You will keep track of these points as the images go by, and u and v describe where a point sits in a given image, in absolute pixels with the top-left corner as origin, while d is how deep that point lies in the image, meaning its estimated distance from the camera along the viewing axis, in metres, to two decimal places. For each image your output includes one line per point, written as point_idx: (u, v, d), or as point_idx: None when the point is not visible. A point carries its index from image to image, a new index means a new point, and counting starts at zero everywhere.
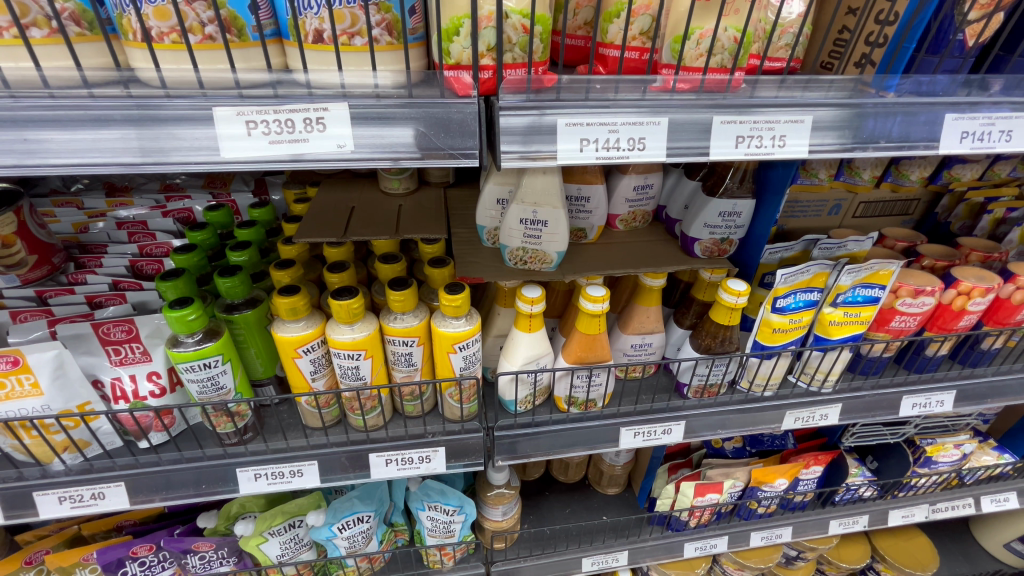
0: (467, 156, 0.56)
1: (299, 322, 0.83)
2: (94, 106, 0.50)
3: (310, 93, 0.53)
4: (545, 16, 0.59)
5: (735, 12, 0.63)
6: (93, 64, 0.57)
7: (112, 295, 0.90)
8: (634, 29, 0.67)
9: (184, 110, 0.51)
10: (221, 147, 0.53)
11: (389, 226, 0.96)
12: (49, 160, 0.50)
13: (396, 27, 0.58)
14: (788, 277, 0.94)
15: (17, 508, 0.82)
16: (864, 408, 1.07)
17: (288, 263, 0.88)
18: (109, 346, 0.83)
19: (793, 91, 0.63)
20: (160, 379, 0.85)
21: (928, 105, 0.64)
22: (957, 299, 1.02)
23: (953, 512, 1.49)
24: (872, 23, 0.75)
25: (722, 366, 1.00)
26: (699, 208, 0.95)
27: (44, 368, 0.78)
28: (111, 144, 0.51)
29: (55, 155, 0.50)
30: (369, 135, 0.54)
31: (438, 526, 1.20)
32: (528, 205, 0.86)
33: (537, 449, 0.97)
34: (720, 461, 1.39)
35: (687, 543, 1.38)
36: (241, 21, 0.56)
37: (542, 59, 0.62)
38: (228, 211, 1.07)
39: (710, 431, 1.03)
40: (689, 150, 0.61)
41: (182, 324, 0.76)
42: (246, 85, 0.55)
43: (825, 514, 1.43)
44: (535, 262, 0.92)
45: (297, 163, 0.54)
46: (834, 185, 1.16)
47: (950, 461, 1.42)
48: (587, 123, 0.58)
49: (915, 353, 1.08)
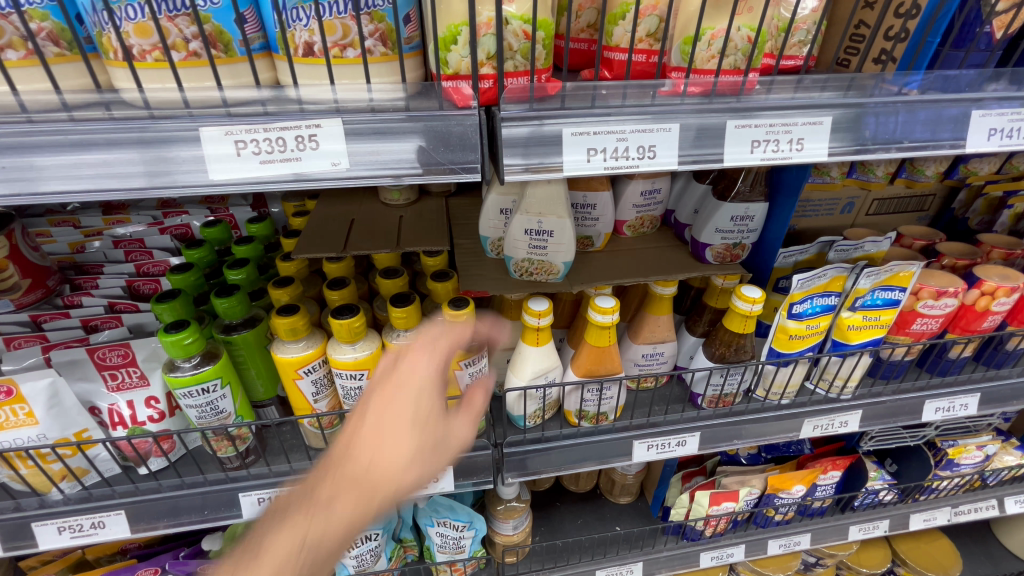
0: (469, 171, 0.53)
1: (299, 343, 0.80)
2: (75, 131, 0.47)
3: (302, 109, 0.51)
4: (547, 20, 0.55)
5: (748, 10, 0.59)
6: (73, 85, 0.53)
7: (107, 318, 0.88)
8: (640, 31, 0.64)
9: (171, 132, 0.48)
10: (210, 168, 0.50)
11: (389, 239, 0.93)
12: (37, 190, 0.48)
13: (390, 37, 0.54)
14: (805, 282, 0.90)
15: (18, 539, 0.80)
16: (886, 413, 1.04)
17: (287, 281, 0.86)
18: (106, 371, 0.81)
19: (809, 92, 0.60)
20: (158, 404, 0.82)
21: (932, 102, 0.60)
22: (981, 299, 0.98)
23: (975, 514, 1.46)
24: (892, 17, 0.70)
25: (737, 375, 0.97)
26: (709, 212, 0.91)
27: (39, 397, 0.75)
28: (98, 168, 0.49)
29: (43, 184, 0.48)
30: (364, 151, 0.52)
31: (447, 542, 1.18)
32: (533, 215, 0.83)
33: (548, 466, 0.94)
34: (734, 468, 1.36)
35: (702, 553, 1.34)
36: (227, 35, 0.51)
37: (545, 66, 0.58)
38: (225, 227, 1.05)
39: (725, 442, 1.00)
40: (698, 157, 0.58)
41: (179, 348, 0.74)
42: (234, 103, 0.51)
43: (843, 520, 1.39)
44: (541, 273, 0.89)
45: (292, 182, 0.52)
46: (847, 182, 1.13)
47: (972, 462, 1.39)
48: (594, 132, 0.55)
49: (938, 356, 1.05)
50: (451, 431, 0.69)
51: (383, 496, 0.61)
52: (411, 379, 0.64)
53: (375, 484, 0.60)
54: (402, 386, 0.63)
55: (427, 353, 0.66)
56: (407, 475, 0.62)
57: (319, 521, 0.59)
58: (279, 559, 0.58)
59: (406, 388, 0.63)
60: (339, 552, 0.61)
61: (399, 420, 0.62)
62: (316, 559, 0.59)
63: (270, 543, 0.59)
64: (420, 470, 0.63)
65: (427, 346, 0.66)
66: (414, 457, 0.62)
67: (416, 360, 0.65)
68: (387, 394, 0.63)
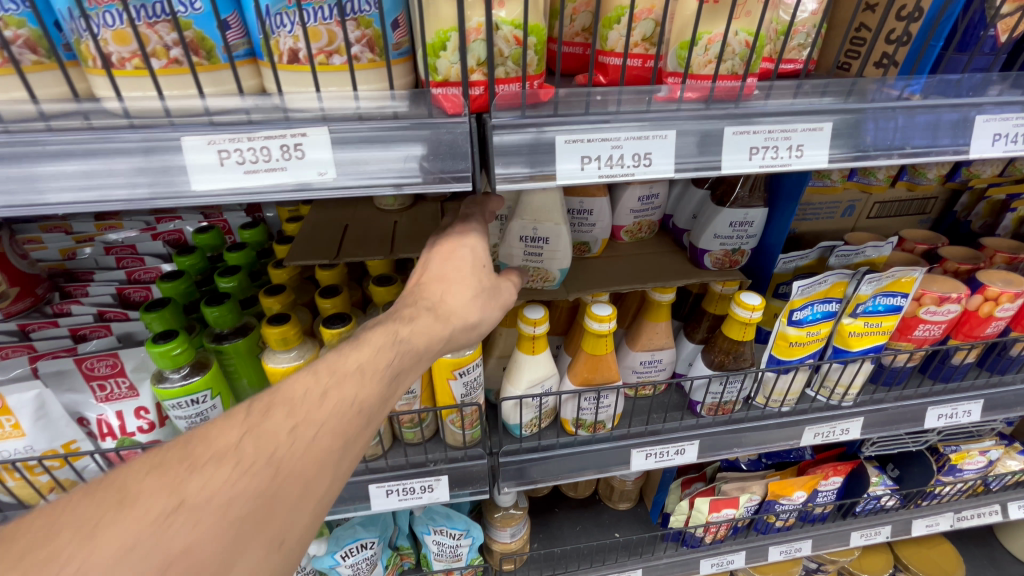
0: (460, 180, 0.52)
1: (291, 352, 0.79)
2: (51, 141, 0.46)
3: (287, 117, 0.49)
4: (538, 25, 0.54)
5: (745, 15, 0.58)
6: (51, 94, 0.51)
7: (96, 327, 0.86)
8: (636, 35, 0.62)
9: (152, 142, 0.47)
10: (192, 178, 0.49)
11: (383, 245, 0.92)
12: (44, 204, 0.47)
13: (378, 43, 0.53)
14: (805, 289, 0.89)
15: None
16: (888, 420, 1.02)
17: (278, 289, 0.85)
18: (94, 382, 0.79)
19: (808, 97, 0.59)
20: (148, 414, 0.81)
21: (932, 107, 0.59)
22: (983, 305, 0.96)
23: (978, 520, 1.44)
24: (893, 20, 0.69)
25: (736, 383, 0.95)
26: (708, 217, 0.90)
27: (25, 409, 0.74)
28: (76, 178, 0.47)
29: (49, 194, 0.47)
30: (351, 159, 0.50)
31: (444, 550, 1.17)
32: (528, 221, 0.82)
33: (545, 475, 0.93)
34: (734, 474, 1.34)
35: (702, 560, 1.33)
36: (209, 42, 0.50)
37: (537, 72, 0.56)
38: (218, 233, 1.04)
39: (724, 450, 0.98)
40: (695, 165, 0.56)
41: (168, 359, 0.72)
42: (217, 111, 0.50)
43: (845, 527, 1.38)
44: (536, 280, 0.88)
45: (277, 193, 0.50)
46: (847, 185, 1.11)
47: (975, 468, 1.37)
48: (588, 139, 0.54)
49: (941, 362, 1.03)
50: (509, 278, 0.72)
51: (451, 329, 0.62)
52: (465, 238, 0.67)
53: (447, 305, 0.62)
54: (468, 245, 0.67)
55: (471, 222, 0.70)
56: (471, 310, 0.64)
57: (404, 332, 0.58)
58: (367, 362, 0.54)
59: (469, 243, 0.66)
60: (417, 371, 0.59)
61: (463, 265, 0.65)
62: (402, 356, 0.57)
63: (357, 349, 0.55)
64: (481, 309, 0.65)
65: (477, 221, 0.70)
66: (479, 302, 0.65)
67: (476, 233, 0.69)
68: (446, 250, 0.66)
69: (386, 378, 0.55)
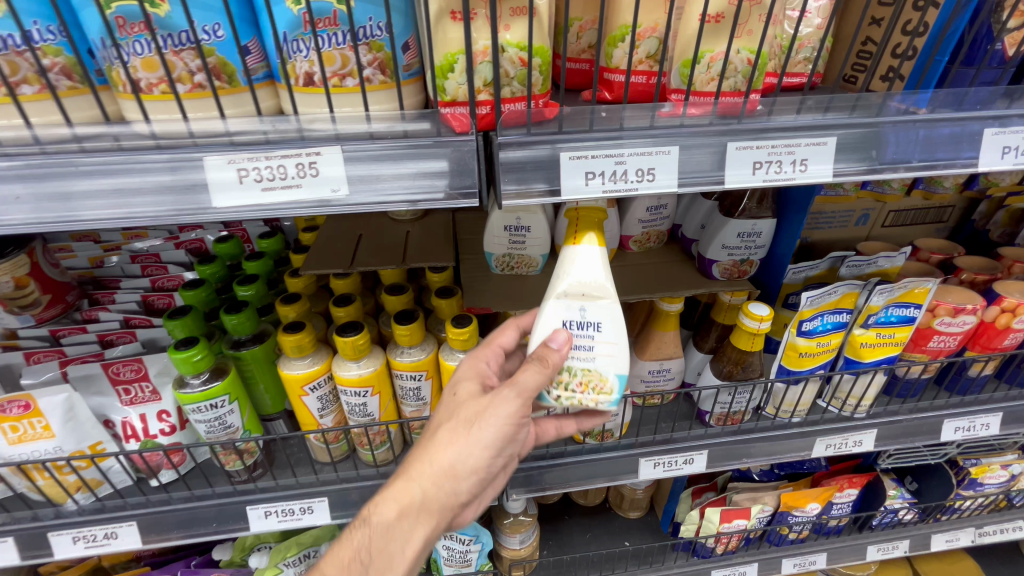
0: (466, 195, 0.53)
1: (305, 359, 0.82)
2: (84, 161, 0.49)
3: (302, 137, 0.52)
4: (543, 47, 0.56)
5: (747, 33, 0.59)
6: (84, 117, 0.54)
7: (123, 332, 0.91)
8: (640, 53, 0.64)
9: (176, 162, 0.50)
10: (214, 195, 0.51)
11: (395, 255, 0.94)
12: (76, 218, 0.50)
13: (389, 65, 0.55)
14: (815, 299, 0.89)
15: (35, 548, 0.82)
16: (903, 432, 1.01)
17: (294, 297, 0.87)
18: (119, 386, 0.83)
19: (812, 113, 0.59)
20: (169, 417, 0.84)
21: (957, 119, 0.59)
22: (1000, 317, 0.94)
23: (1001, 535, 1.40)
24: (899, 35, 0.70)
25: (745, 393, 0.95)
26: (715, 228, 0.91)
27: (55, 411, 0.77)
28: (103, 197, 0.50)
29: (97, 209, 0.50)
30: (360, 176, 0.52)
31: (454, 555, 1.18)
32: (574, 298, 0.66)
33: (555, 483, 0.94)
34: (746, 484, 1.33)
35: (714, 570, 1.31)
36: (230, 67, 0.53)
37: (543, 91, 0.58)
38: (237, 242, 1.07)
39: (734, 460, 0.98)
40: (699, 179, 0.57)
41: (189, 365, 0.75)
42: (237, 132, 0.53)
43: (861, 540, 1.36)
44: (587, 392, 0.67)
45: (291, 209, 0.52)
46: (861, 194, 1.11)
47: (997, 482, 1.32)
48: (592, 155, 0.55)
49: (957, 374, 1.01)
50: (515, 381, 0.61)
51: (423, 486, 0.59)
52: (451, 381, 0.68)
53: (418, 465, 0.60)
54: (448, 397, 0.66)
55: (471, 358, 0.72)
56: (440, 453, 0.59)
57: (370, 515, 0.60)
58: (340, 560, 0.60)
59: (461, 382, 0.67)
60: (405, 540, 0.60)
61: (440, 412, 0.64)
62: (369, 545, 0.60)
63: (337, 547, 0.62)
64: (454, 448, 0.59)
65: (472, 364, 0.71)
66: (452, 441, 0.60)
67: (465, 377, 0.68)
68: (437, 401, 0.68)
69: (365, 565, 0.60)
